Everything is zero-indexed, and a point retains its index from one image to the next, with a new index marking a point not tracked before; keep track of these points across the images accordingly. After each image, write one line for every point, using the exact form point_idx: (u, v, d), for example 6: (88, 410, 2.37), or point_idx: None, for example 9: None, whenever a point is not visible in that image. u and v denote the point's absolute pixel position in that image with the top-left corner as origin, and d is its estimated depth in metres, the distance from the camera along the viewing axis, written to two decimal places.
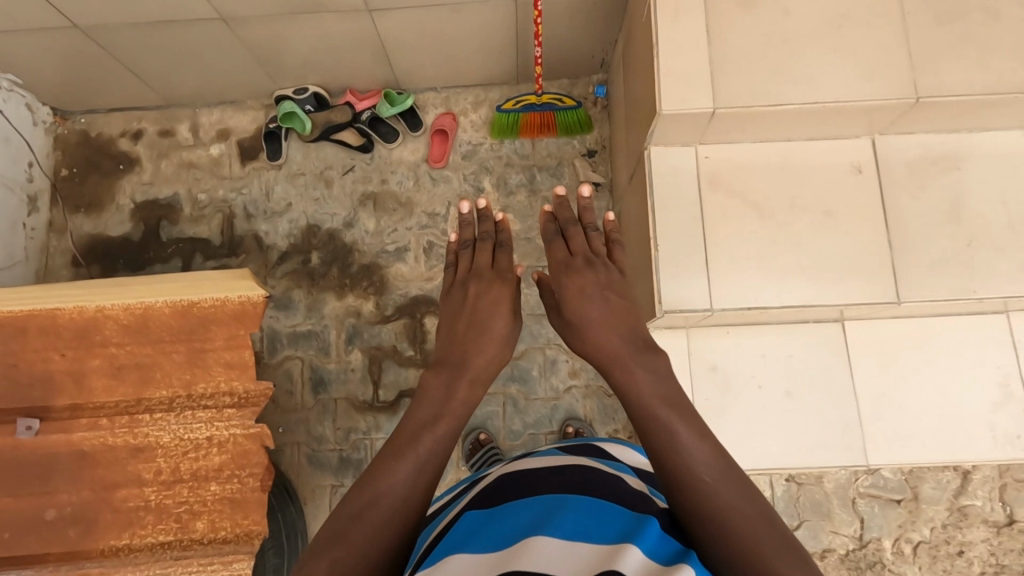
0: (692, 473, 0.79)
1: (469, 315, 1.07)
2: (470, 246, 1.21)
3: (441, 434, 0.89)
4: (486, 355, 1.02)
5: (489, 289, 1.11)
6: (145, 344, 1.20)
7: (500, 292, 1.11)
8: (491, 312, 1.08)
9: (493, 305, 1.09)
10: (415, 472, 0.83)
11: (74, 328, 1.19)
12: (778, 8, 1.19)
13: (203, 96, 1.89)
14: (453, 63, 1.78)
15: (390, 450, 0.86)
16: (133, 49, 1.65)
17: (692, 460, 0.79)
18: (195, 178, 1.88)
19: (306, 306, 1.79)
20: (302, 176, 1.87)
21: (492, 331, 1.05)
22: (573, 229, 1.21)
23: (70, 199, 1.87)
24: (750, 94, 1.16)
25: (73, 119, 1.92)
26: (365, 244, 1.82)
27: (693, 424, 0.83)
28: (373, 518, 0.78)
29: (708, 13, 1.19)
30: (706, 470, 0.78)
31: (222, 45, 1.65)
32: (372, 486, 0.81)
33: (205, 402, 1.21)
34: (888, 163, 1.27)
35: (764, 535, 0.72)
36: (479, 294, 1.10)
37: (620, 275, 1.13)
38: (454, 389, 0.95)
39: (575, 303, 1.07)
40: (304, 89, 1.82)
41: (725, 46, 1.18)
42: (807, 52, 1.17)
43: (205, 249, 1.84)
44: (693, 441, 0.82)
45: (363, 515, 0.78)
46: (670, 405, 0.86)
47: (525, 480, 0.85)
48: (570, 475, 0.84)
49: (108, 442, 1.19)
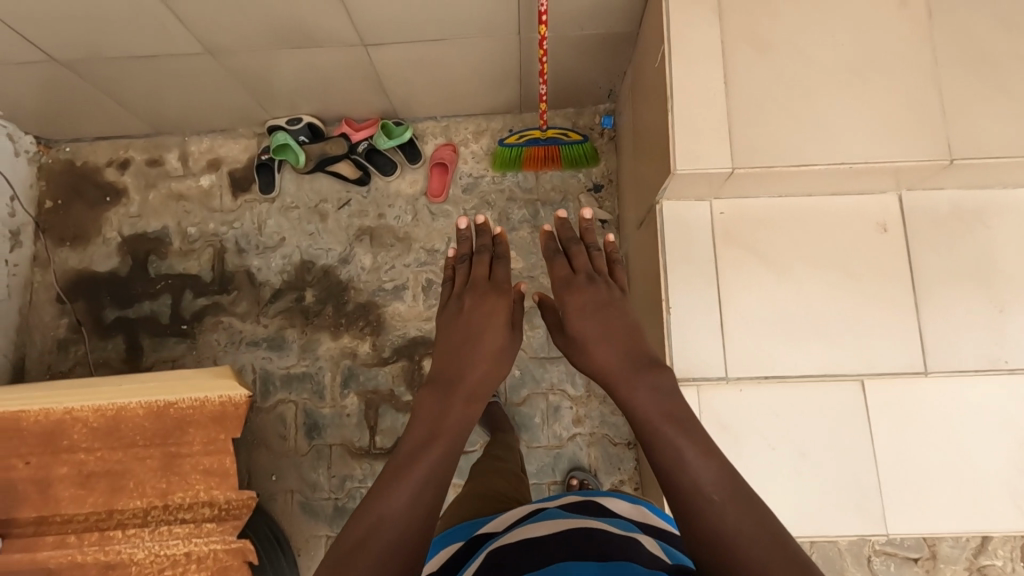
0: (697, 489, 0.72)
1: (464, 332, 1.03)
2: (467, 259, 1.17)
3: (442, 451, 0.82)
4: (483, 370, 0.98)
5: (484, 300, 1.07)
6: (117, 450, 1.18)
7: (497, 304, 1.06)
8: (488, 324, 1.04)
9: (489, 319, 1.04)
10: (420, 490, 0.76)
11: (40, 433, 1.17)
12: (803, 55, 1.08)
13: (192, 125, 1.80)
14: (453, 93, 1.70)
15: (390, 470, 0.79)
16: (115, 81, 1.57)
17: (699, 477, 0.73)
18: (184, 210, 1.80)
19: (300, 346, 1.72)
20: (295, 210, 1.79)
21: (488, 344, 1.01)
22: (575, 246, 1.16)
23: (55, 231, 1.80)
24: (771, 151, 1.07)
25: (57, 147, 1.84)
26: (361, 281, 1.75)
27: (699, 441, 0.78)
28: (374, 548, 0.69)
29: (726, 61, 1.09)
30: (715, 488, 0.71)
31: (209, 76, 1.57)
32: (374, 507, 0.73)
33: (182, 513, 1.18)
34: (913, 221, 1.19)
35: (776, 549, 0.63)
36: (475, 307, 1.06)
37: (622, 294, 1.09)
38: (454, 406, 0.90)
39: (576, 320, 1.04)
40: (297, 119, 1.74)
41: (747, 96, 1.08)
42: (834, 106, 1.08)
43: (195, 285, 1.77)
44: (700, 457, 0.76)
45: (368, 540, 0.69)
46: (672, 420, 0.82)
47: (529, 549, 0.76)
48: (575, 548, 0.74)
49: (78, 559, 1.16)
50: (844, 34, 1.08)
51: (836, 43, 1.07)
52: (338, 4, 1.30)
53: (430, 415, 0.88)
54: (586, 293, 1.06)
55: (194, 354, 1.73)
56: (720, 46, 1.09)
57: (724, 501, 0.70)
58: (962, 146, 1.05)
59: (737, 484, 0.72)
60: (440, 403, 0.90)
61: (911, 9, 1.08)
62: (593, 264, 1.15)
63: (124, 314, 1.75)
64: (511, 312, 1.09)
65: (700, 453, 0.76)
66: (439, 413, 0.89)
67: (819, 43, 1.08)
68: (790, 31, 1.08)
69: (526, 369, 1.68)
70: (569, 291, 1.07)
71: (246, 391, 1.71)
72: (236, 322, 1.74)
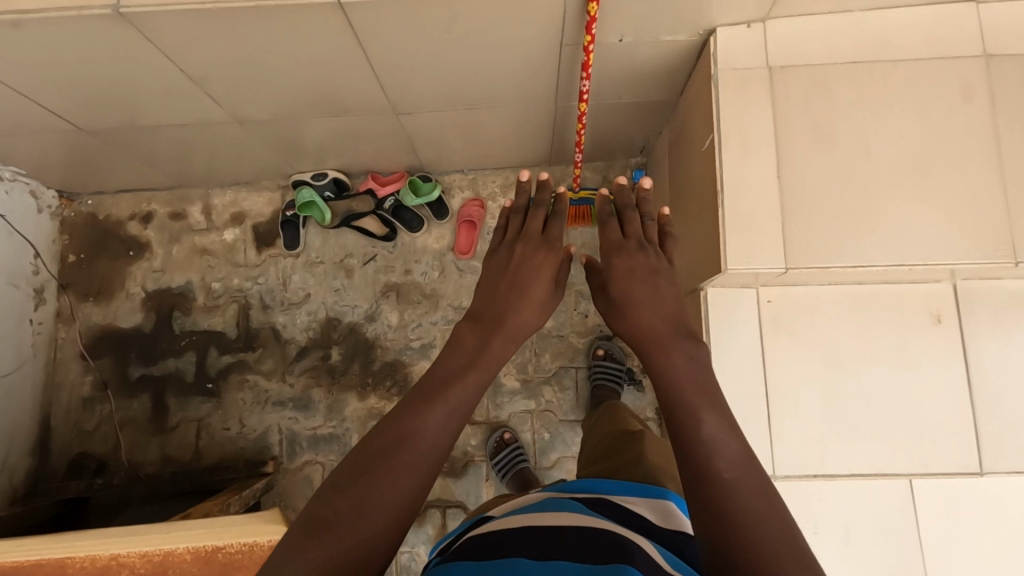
0: (712, 465, 0.65)
1: (510, 275, 0.96)
2: (522, 211, 1.08)
3: (473, 384, 0.76)
4: (523, 317, 0.91)
5: (534, 253, 0.99)
6: None
7: (547, 256, 0.99)
8: (534, 274, 0.96)
9: (536, 269, 0.97)
10: (447, 426, 0.70)
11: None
12: (862, 149, 1.05)
13: (215, 179, 1.77)
14: (483, 150, 1.66)
15: (419, 391, 0.73)
16: (139, 144, 1.53)
17: (718, 453, 0.65)
18: (208, 264, 1.78)
19: (327, 406, 1.70)
20: (320, 264, 1.77)
21: (531, 292, 0.94)
22: (630, 212, 1.05)
23: (79, 286, 1.78)
24: (830, 252, 1.03)
25: (80, 200, 1.81)
26: (388, 339, 1.72)
27: (726, 416, 0.69)
28: (390, 472, 0.64)
29: (782, 156, 1.06)
30: (729, 467, 0.64)
31: (234, 138, 1.53)
32: (399, 422, 0.69)
33: None
34: (969, 313, 1.14)
35: (788, 554, 0.56)
36: (528, 257, 0.98)
37: (671, 266, 0.98)
38: (489, 342, 0.83)
39: (620, 283, 0.94)
40: (323, 174, 1.72)
41: (803, 192, 1.05)
42: (894, 203, 1.04)
43: (220, 342, 1.75)
44: (724, 433, 0.68)
45: (394, 454, 0.65)
46: (702, 392, 0.73)
47: (541, 541, 0.65)
48: (593, 536, 0.65)
49: None
50: (901, 130, 1.05)
51: (895, 140, 1.05)
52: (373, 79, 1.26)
53: (453, 350, 0.81)
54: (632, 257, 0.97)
55: (220, 413, 1.71)
56: (774, 139, 1.06)
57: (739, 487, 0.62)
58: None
59: (755, 471, 0.64)
60: (470, 340, 0.83)
61: (971, 104, 1.05)
62: (646, 233, 1.03)
63: (148, 371, 1.74)
64: (557, 270, 1.00)
65: (721, 435, 0.67)
66: (464, 349, 0.81)
67: (876, 138, 1.05)
68: (846, 126, 1.06)
69: (557, 432, 1.66)
70: (617, 254, 0.98)
71: (272, 451, 1.69)
72: (262, 380, 1.72)
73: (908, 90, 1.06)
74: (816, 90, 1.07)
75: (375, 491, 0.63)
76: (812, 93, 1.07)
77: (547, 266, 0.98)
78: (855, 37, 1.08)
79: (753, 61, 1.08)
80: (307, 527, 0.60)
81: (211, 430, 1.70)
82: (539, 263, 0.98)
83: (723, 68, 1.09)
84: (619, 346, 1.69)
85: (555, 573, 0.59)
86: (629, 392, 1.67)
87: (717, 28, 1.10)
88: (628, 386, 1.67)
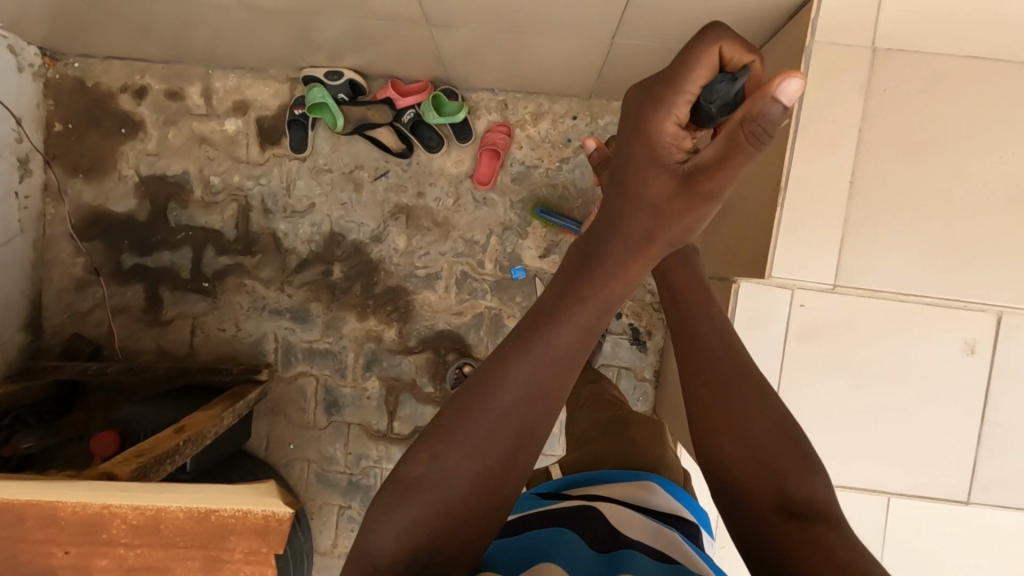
0: (731, 378, 0.68)
1: (632, 199, 0.59)
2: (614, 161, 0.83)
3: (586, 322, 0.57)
4: (655, 185, 0.58)
5: (668, 88, 0.56)
6: (164, 559, 0.77)
7: (667, 107, 0.56)
8: (668, 131, 0.57)
9: (670, 106, 0.56)
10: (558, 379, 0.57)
11: (80, 527, 0.75)
12: (953, 165, 0.93)
13: (216, 60, 1.58)
14: (520, 73, 1.48)
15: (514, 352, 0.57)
16: (128, 10, 1.33)
17: (761, 431, 0.65)
18: (207, 156, 1.65)
19: (325, 322, 1.67)
20: (328, 173, 1.64)
21: (645, 221, 0.59)
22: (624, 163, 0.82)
23: (67, 160, 1.65)
24: (887, 280, 0.96)
25: (65, 61, 1.63)
26: (393, 264, 1.65)
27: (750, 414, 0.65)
28: (466, 453, 0.55)
29: (859, 158, 0.94)
30: (766, 444, 0.64)
31: (237, 19, 1.33)
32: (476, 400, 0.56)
33: None
34: (1005, 350, 1.08)
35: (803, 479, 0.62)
36: (641, 100, 0.59)
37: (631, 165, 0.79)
38: (567, 303, 0.57)
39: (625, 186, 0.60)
40: (337, 73, 1.54)
41: (876, 211, 0.95)
42: (969, 231, 0.94)
43: (218, 242, 1.67)
44: (757, 415, 0.65)
45: (459, 456, 0.55)
46: (716, 388, 0.67)
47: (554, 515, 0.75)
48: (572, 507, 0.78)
49: None
50: (1001, 150, 0.93)
51: (993, 161, 0.93)
52: None
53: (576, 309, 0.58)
54: (749, 158, 0.53)
55: (215, 314, 1.68)
56: (855, 140, 0.94)
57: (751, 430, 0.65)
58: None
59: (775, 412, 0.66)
60: (598, 259, 0.59)
61: None
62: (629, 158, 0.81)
63: (142, 261, 1.67)
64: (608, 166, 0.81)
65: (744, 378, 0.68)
66: (599, 281, 0.58)
67: (970, 154, 0.93)
68: (937, 132, 0.93)
69: None
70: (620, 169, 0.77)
71: (267, 358, 1.68)
72: (259, 287, 1.67)
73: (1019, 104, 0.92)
74: (920, 86, 0.92)
75: (477, 443, 0.55)
76: (913, 93, 0.93)
77: (664, 189, 0.58)
78: (985, 25, 0.90)
79: (856, 37, 0.92)
80: (384, 497, 0.55)
81: (206, 329, 1.68)
82: (651, 179, 0.59)
83: (819, 40, 0.92)
84: (630, 304, 1.63)
85: (558, 522, 0.73)
86: (631, 353, 1.64)
87: None
88: (630, 345, 1.64)
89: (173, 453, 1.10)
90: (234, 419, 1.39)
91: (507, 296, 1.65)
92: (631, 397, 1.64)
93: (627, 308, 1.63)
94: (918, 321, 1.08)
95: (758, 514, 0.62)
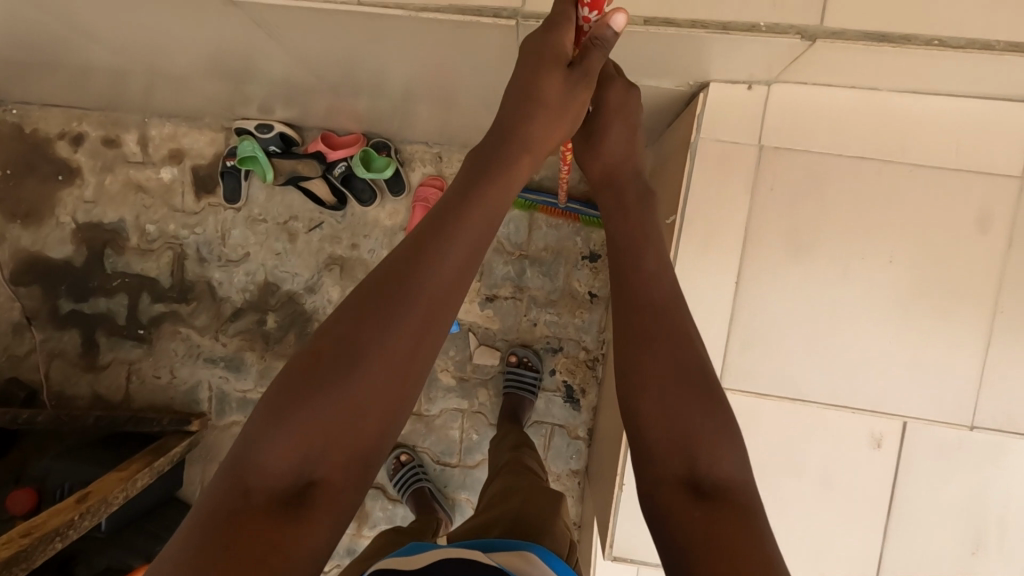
0: (657, 327, 0.64)
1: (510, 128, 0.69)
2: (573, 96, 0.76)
3: (458, 251, 0.60)
4: (539, 114, 0.70)
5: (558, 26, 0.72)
6: None
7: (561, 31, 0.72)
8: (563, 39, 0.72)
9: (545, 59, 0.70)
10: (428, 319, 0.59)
11: None
12: (840, 269, 0.91)
13: (150, 109, 1.57)
14: (449, 129, 1.46)
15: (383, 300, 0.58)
16: (49, 67, 1.33)
17: (680, 365, 0.62)
18: (143, 204, 1.65)
19: (258, 371, 1.66)
20: (262, 223, 1.63)
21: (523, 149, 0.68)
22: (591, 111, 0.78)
23: (5, 206, 1.66)
24: (774, 382, 0.95)
25: (4, 107, 1.63)
26: (326, 314, 1.64)
27: (662, 360, 0.62)
28: (333, 389, 0.56)
29: (746, 260, 0.92)
30: (677, 385, 0.61)
31: (156, 77, 1.32)
32: (347, 345, 0.58)
33: None
34: (914, 446, 0.97)
35: (718, 445, 0.59)
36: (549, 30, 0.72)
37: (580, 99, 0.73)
38: (458, 226, 0.60)
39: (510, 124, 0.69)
40: (268, 126, 1.52)
41: (761, 313, 0.93)
42: (858, 336, 0.93)
43: (153, 289, 1.67)
44: (671, 369, 0.61)
45: (352, 370, 0.57)
46: (647, 337, 0.63)
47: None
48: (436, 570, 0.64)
49: None
50: (892, 254, 0.90)
51: (882, 266, 0.91)
52: (305, 62, 1.06)
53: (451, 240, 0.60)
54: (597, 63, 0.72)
55: (151, 360, 1.68)
56: (742, 241, 0.91)
57: (673, 393, 0.61)
58: (964, 410, 0.93)
59: (691, 352, 0.62)
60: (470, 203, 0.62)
61: (984, 236, 0.89)
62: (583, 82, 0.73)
63: (79, 307, 1.68)
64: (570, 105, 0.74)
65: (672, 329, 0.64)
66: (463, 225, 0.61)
67: (857, 258, 0.91)
68: (826, 234, 0.90)
69: (485, 435, 1.63)
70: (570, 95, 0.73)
71: (201, 405, 1.68)
72: (194, 335, 1.67)
73: (909, 207, 0.89)
74: (807, 185, 0.90)
75: (346, 381, 0.57)
76: (799, 193, 0.90)
77: (546, 104, 0.70)
78: (869, 128, 0.88)
79: (743, 134, 0.89)
80: (240, 449, 0.56)
81: (141, 376, 1.68)
82: (533, 105, 0.70)
83: (704, 138, 0.89)
84: (564, 361, 1.60)
85: None
86: (564, 410, 1.61)
87: (711, 82, 0.88)
88: (564, 403, 1.62)
89: (64, 529, 1.10)
90: (151, 478, 1.39)
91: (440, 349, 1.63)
92: (564, 454, 1.62)
93: (561, 365, 1.60)
94: (832, 423, 0.97)
95: (663, 481, 0.59)
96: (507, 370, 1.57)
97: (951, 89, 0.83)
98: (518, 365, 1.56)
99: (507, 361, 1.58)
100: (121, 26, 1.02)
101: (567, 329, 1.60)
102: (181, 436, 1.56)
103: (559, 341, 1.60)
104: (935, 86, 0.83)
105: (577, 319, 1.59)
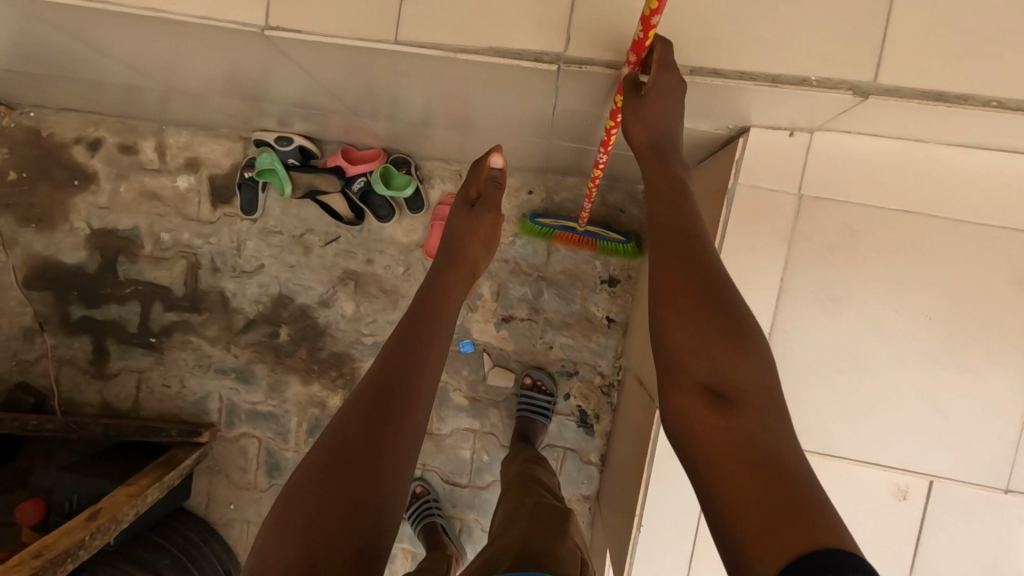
0: (688, 274, 0.66)
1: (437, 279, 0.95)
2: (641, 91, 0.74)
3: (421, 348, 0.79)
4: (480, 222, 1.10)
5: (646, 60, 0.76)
6: None
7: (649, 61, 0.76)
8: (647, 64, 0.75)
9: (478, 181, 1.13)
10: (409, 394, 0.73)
11: None
12: (873, 321, 0.89)
13: (168, 117, 1.55)
14: (470, 149, 1.44)
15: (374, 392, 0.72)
16: (68, 76, 1.31)
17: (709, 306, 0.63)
18: (157, 212, 1.63)
19: (269, 384, 1.65)
20: (277, 235, 1.61)
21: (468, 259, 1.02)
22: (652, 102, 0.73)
23: (19, 209, 1.64)
24: (801, 435, 0.93)
25: (20, 110, 1.62)
26: (339, 329, 1.62)
27: (686, 308, 0.64)
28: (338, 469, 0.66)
29: (779, 310, 0.90)
30: (700, 325, 0.63)
31: (176, 89, 1.30)
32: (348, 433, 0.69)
33: None
34: (941, 499, 0.94)
35: (738, 371, 0.61)
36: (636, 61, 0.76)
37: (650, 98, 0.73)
38: (419, 334, 0.79)
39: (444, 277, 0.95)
40: (287, 139, 1.50)
41: (791, 364, 0.91)
42: (890, 390, 0.90)
43: (165, 298, 1.65)
44: (695, 313, 0.63)
45: (356, 451, 0.67)
46: (675, 279, 0.65)
47: None
48: None
49: None
50: (928, 311, 0.88)
51: (917, 322, 0.88)
52: (332, 85, 1.05)
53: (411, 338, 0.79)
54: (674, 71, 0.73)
55: (161, 369, 1.66)
56: (776, 290, 0.89)
57: (694, 328, 0.63)
58: (993, 471, 0.91)
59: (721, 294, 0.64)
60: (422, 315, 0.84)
61: None
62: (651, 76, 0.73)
63: (91, 313, 1.66)
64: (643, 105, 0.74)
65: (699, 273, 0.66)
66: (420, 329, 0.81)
67: (892, 314, 0.88)
68: (862, 286, 0.88)
69: (496, 456, 1.61)
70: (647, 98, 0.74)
71: (210, 417, 1.67)
72: (205, 345, 1.65)
73: (948, 261, 0.87)
74: (843, 235, 0.88)
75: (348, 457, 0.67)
76: (836, 243, 0.88)
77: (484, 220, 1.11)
78: (911, 180, 0.85)
79: (781, 182, 0.87)
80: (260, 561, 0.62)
81: (151, 385, 1.67)
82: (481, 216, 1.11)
83: (742, 185, 0.87)
84: (578, 385, 1.59)
85: None
86: (577, 434, 1.60)
87: (751, 127, 0.87)
88: (577, 427, 1.60)
89: (75, 550, 1.09)
90: (162, 493, 1.38)
91: (453, 369, 1.61)
92: (575, 479, 1.61)
93: (575, 389, 1.59)
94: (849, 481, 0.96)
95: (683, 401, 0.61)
96: (521, 392, 1.55)
97: (998, 145, 0.81)
98: (531, 388, 1.55)
99: (522, 383, 1.56)
100: (142, 44, 1.00)
101: (582, 353, 1.58)
102: (190, 448, 1.54)
103: (573, 364, 1.58)
104: (982, 140, 0.81)
105: (592, 343, 1.57)
